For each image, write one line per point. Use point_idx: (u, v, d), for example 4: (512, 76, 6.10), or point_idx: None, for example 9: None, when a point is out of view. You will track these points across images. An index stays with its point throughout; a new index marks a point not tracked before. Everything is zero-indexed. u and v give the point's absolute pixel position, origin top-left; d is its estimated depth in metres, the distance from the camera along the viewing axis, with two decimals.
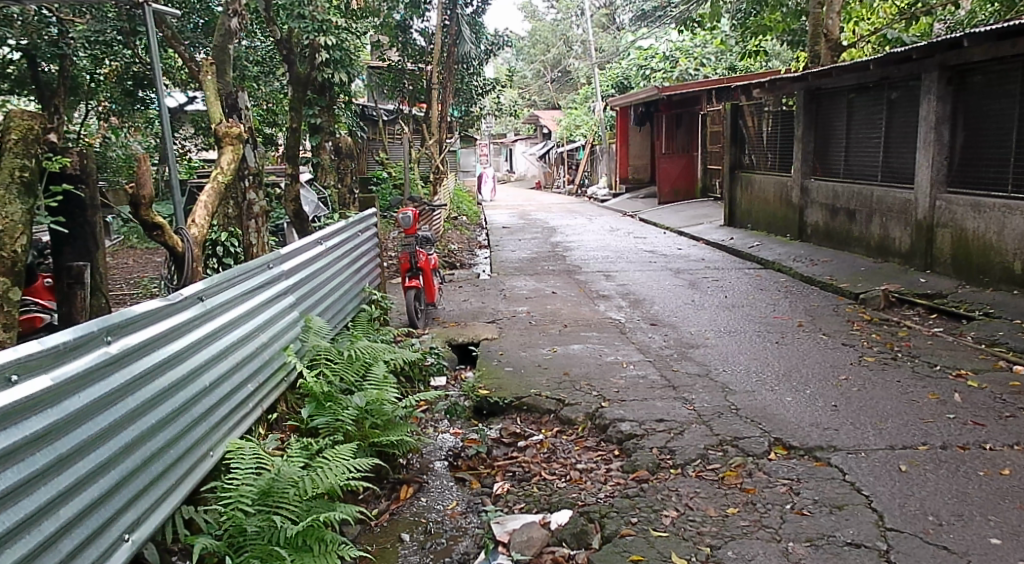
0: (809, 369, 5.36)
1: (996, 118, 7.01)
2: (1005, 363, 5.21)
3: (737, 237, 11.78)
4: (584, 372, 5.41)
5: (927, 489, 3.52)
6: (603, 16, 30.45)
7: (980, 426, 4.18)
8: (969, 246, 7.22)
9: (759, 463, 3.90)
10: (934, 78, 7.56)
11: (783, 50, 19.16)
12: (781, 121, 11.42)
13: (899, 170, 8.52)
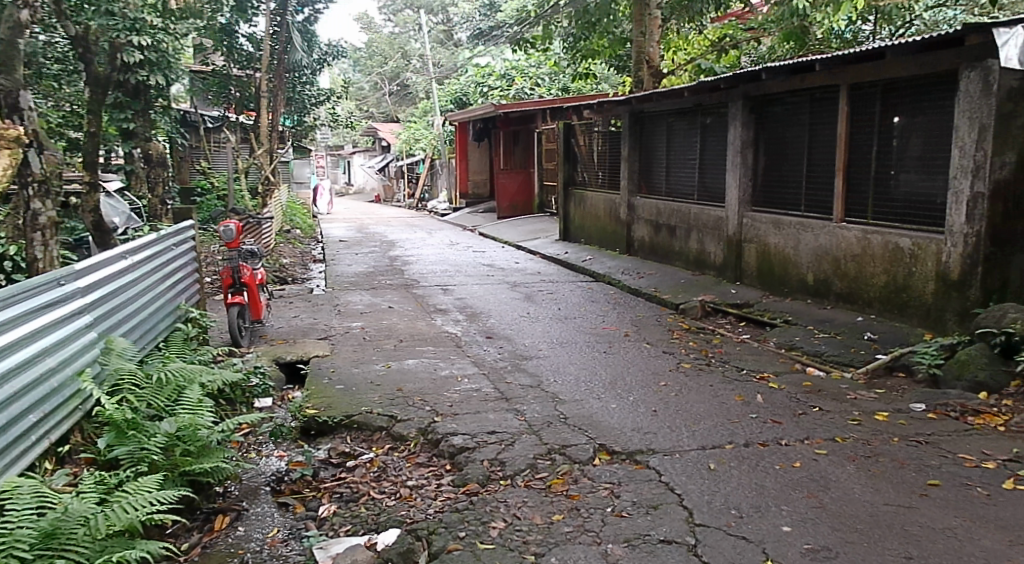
0: (632, 377, 5.61)
1: (791, 144, 7.66)
2: (801, 365, 5.69)
3: (571, 251, 12.16)
4: (418, 387, 5.37)
5: (730, 485, 3.75)
6: (440, 31, 30.65)
7: (778, 424, 4.52)
8: (772, 259, 7.84)
9: (584, 469, 4.02)
10: (738, 106, 8.17)
11: (612, 74, 20.06)
12: (610, 140, 11.95)
13: (712, 189, 9.13)
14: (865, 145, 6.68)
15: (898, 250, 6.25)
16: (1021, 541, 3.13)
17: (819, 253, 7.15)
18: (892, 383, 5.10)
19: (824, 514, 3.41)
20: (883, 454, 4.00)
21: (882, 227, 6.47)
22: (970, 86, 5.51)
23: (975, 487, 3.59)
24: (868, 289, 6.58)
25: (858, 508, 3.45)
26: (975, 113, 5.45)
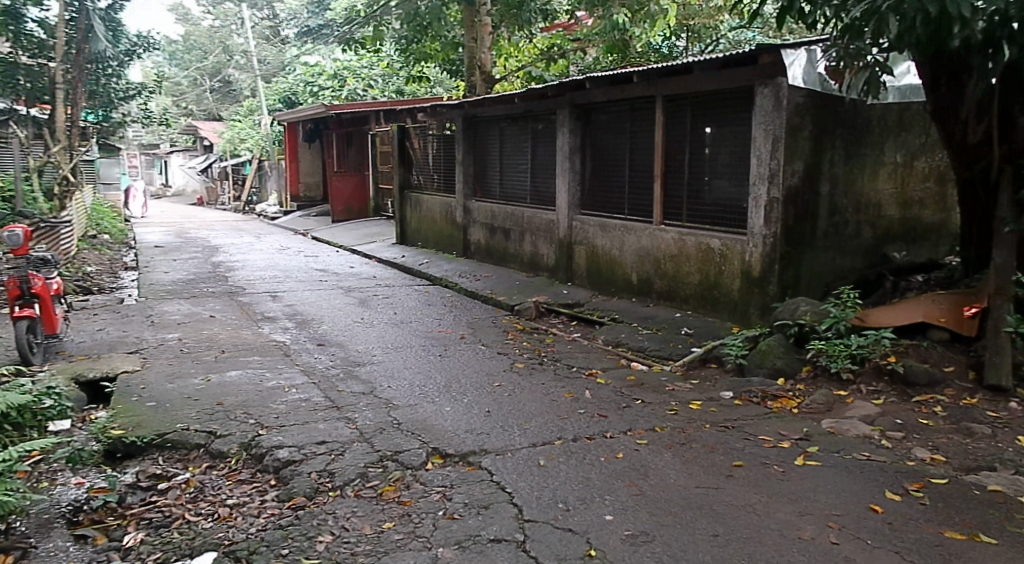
0: (467, 379, 5.59)
1: (613, 150, 7.95)
2: (627, 361, 5.90)
3: (408, 254, 12.04)
4: (241, 400, 5.08)
5: (558, 479, 3.81)
6: (266, 27, 29.44)
7: (604, 418, 4.66)
8: (600, 260, 8.10)
9: (417, 474, 3.95)
10: (566, 112, 8.39)
11: (446, 79, 20.12)
12: (443, 143, 11.94)
13: (543, 193, 9.33)
14: (678, 152, 7.05)
15: (710, 250, 6.64)
16: (809, 511, 3.33)
17: (642, 253, 7.46)
18: (706, 374, 5.40)
19: (644, 500, 3.52)
20: (697, 440, 4.20)
21: (696, 229, 6.85)
22: (764, 101, 5.94)
23: (773, 464, 3.83)
24: (685, 287, 6.94)
25: (673, 493, 3.58)
26: (770, 124, 5.88)
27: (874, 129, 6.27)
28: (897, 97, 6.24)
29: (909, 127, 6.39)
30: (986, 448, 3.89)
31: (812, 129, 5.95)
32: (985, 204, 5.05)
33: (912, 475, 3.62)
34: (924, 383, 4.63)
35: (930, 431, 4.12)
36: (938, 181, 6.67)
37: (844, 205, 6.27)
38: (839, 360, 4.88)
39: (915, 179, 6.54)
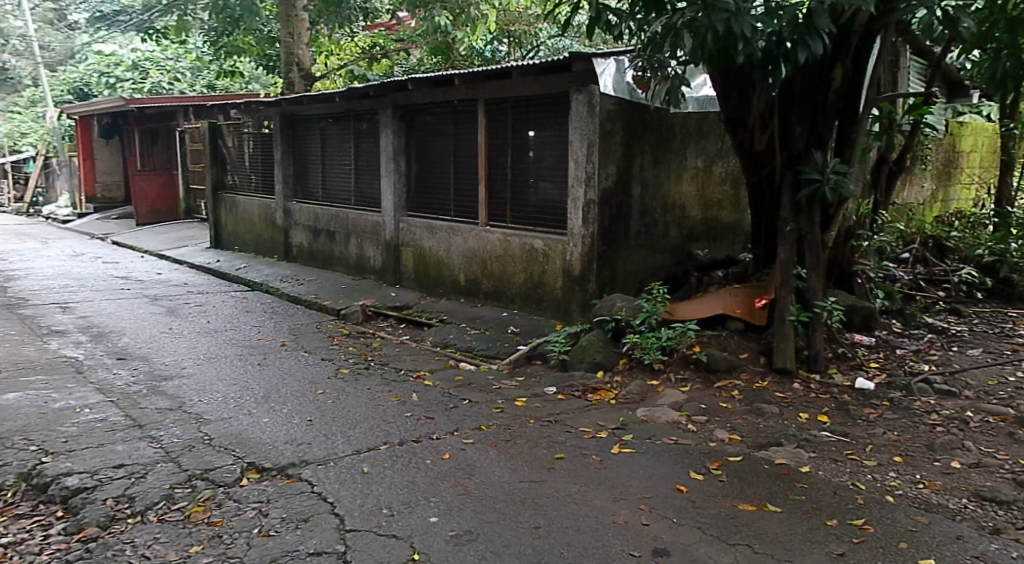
0: (287, 388, 5.44)
1: (438, 151, 8.01)
2: (455, 361, 5.98)
3: (223, 259, 11.49)
4: (21, 426, 4.65)
5: (383, 485, 3.81)
6: (49, 10, 26.91)
7: (431, 419, 4.70)
8: (427, 262, 8.14)
9: (229, 492, 3.81)
10: (389, 113, 8.34)
11: (262, 74, 19.35)
12: (260, 143, 11.50)
13: (368, 194, 9.23)
14: (500, 155, 7.22)
15: (533, 250, 6.86)
16: (622, 496, 3.55)
17: (468, 254, 7.57)
18: (531, 370, 5.58)
19: (468, 499, 3.60)
20: (520, 436, 4.34)
21: (520, 230, 7.05)
22: (578, 107, 6.21)
23: (591, 454, 4.04)
24: (511, 287, 7.13)
25: (497, 489, 3.69)
26: (584, 131, 6.16)
27: (677, 136, 6.73)
28: (695, 107, 6.62)
29: (707, 135, 6.94)
30: (775, 426, 4.30)
31: (623, 135, 6.30)
32: (768, 205, 5.59)
33: (712, 455, 3.94)
34: (723, 369, 5.04)
35: (729, 414, 4.50)
36: (733, 185, 7.28)
37: (653, 206, 6.68)
38: (651, 351, 5.20)
39: (714, 181, 7.11)
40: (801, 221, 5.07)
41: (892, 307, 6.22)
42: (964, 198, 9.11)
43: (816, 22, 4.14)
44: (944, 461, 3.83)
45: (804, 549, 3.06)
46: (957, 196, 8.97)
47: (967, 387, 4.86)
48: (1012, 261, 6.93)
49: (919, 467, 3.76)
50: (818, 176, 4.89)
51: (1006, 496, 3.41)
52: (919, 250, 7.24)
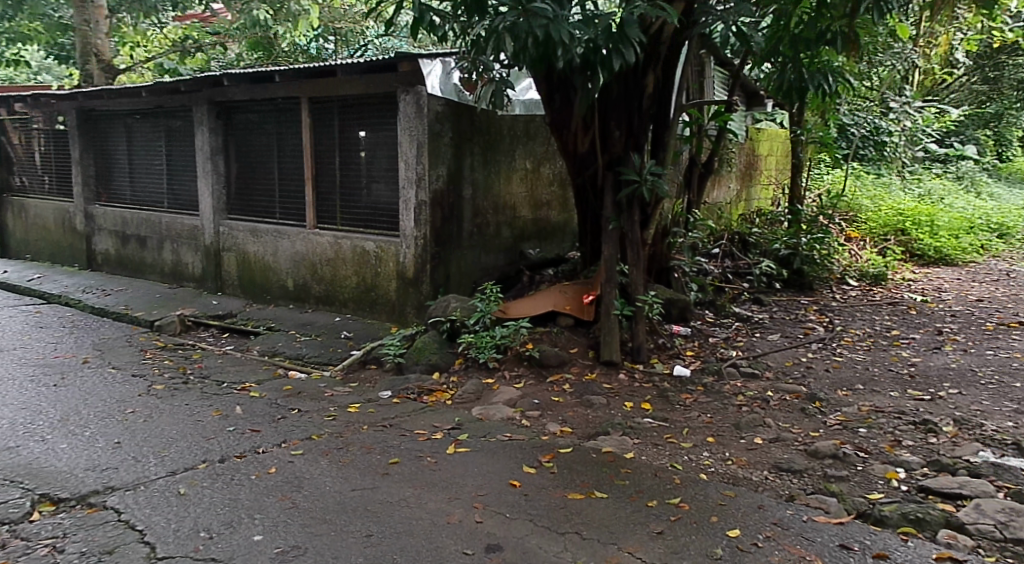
0: (90, 410, 5.02)
1: (260, 152, 7.69)
2: (283, 370, 5.76)
3: (14, 269, 10.44)
4: None
5: (201, 505, 3.60)
6: None
7: (256, 432, 4.51)
8: (252, 267, 7.79)
9: (18, 530, 3.46)
10: (203, 110, 7.90)
11: (53, 65, 17.77)
12: (54, 141, 10.54)
13: (183, 197, 8.72)
14: (327, 155, 7.04)
15: (364, 253, 6.74)
16: (456, 495, 3.57)
17: (296, 259, 7.33)
18: (365, 375, 5.49)
19: (295, 513, 3.48)
20: (352, 443, 4.25)
21: (350, 233, 6.91)
22: (406, 108, 6.18)
23: (425, 456, 4.02)
24: (343, 291, 6.97)
25: (327, 500, 3.60)
26: (413, 131, 6.14)
27: (505, 138, 6.84)
28: (523, 110, 6.91)
29: (535, 136, 7.10)
30: (602, 416, 4.48)
31: (452, 135, 6.32)
32: (593, 205, 5.77)
33: (543, 448, 4.03)
34: (555, 364, 5.18)
35: (560, 407, 4.63)
36: (561, 186, 7.48)
37: (485, 207, 6.75)
38: (486, 350, 5.24)
39: (543, 182, 7.28)
40: (622, 220, 5.31)
41: (705, 298, 6.67)
42: (764, 197, 9.92)
43: (627, 33, 4.33)
44: (750, 438, 4.15)
45: (626, 531, 3.21)
46: (758, 196, 9.74)
47: (769, 368, 5.30)
48: (803, 254, 7.68)
49: (729, 446, 4.05)
50: (637, 177, 5.15)
51: (801, 465, 3.74)
52: (727, 245, 7.81)
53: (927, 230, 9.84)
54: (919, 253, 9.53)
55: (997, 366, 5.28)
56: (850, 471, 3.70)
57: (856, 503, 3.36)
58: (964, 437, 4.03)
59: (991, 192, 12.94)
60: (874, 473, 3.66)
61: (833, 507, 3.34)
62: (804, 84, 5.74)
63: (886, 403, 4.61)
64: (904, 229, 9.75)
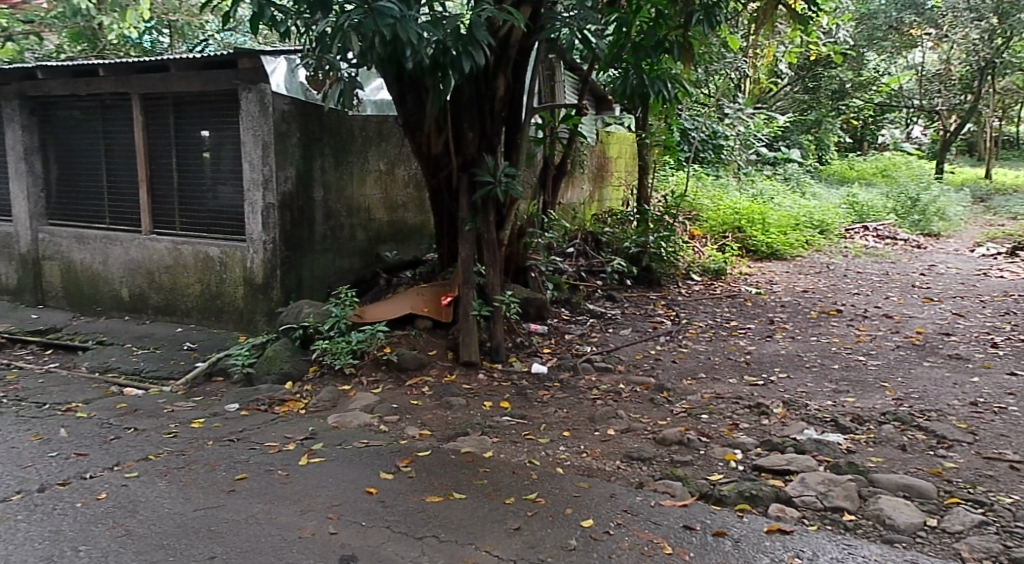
0: None
1: (83, 151, 7.11)
2: (116, 388, 5.36)
3: None
4: None
5: (16, 541, 3.29)
6: None
7: (83, 456, 4.18)
8: (78, 277, 7.23)
9: None
10: (14, 106, 7.21)
11: None
12: None
13: None
14: (164, 157, 6.63)
15: (208, 259, 6.43)
16: (308, 507, 3.46)
17: (131, 266, 6.88)
18: (210, 388, 5.22)
19: (128, 541, 3.25)
20: (195, 461, 4.03)
21: (191, 238, 6.57)
22: (250, 107, 5.94)
23: (276, 469, 3.87)
24: (185, 299, 6.61)
25: (164, 523, 3.39)
26: (258, 131, 5.91)
27: (357, 139, 6.66)
28: (374, 110, 6.82)
29: (388, 138, 6.93)
30: (461, 416, 4.48)
31: (300, 136, 6.13)
32: (449, 207, 5.73)
33: (401, 453, 3.98)
34: (413, 366, 5.13)
35: (418, 410, 4.58)
36: (417, 188, 7.33)
37: (337, 209, 6.56)
38: (341, 356, 5.10)
39: (398, 185, 7.10)
40: (478, 221, 5.31)
41: (560, 297, 6.81)
42: (614, 198, 10.27)
43: (475, 35, 4.34)
44: (603, 430, 4.27)
45: (484, 530, 3.22)
46: (610, 197, 10.08)
47: (620, 362, 5.48)
48: (651, 251, 8.00)
49: (584, 438, 4.15)
50: (491, 179, 5.19)
51: (650, 453, 3.89)
52: (581, 244, 8.07)
53: (760, 227, 10.52)
54: (753, 248, 10.17)
55: (820, 351, 5.71)
56: (694, 455, 3.88)
57: (699, 485, 3.53)
58: (792, 417, 4.33)
59: (813, 192, 14.02)
60: (715, 456, 3.86)
61: (679, 491, 3.49)
62: (645, 89, 5.95)
63: (725, 389, 4.88)
64: (740, 227, 10.38)
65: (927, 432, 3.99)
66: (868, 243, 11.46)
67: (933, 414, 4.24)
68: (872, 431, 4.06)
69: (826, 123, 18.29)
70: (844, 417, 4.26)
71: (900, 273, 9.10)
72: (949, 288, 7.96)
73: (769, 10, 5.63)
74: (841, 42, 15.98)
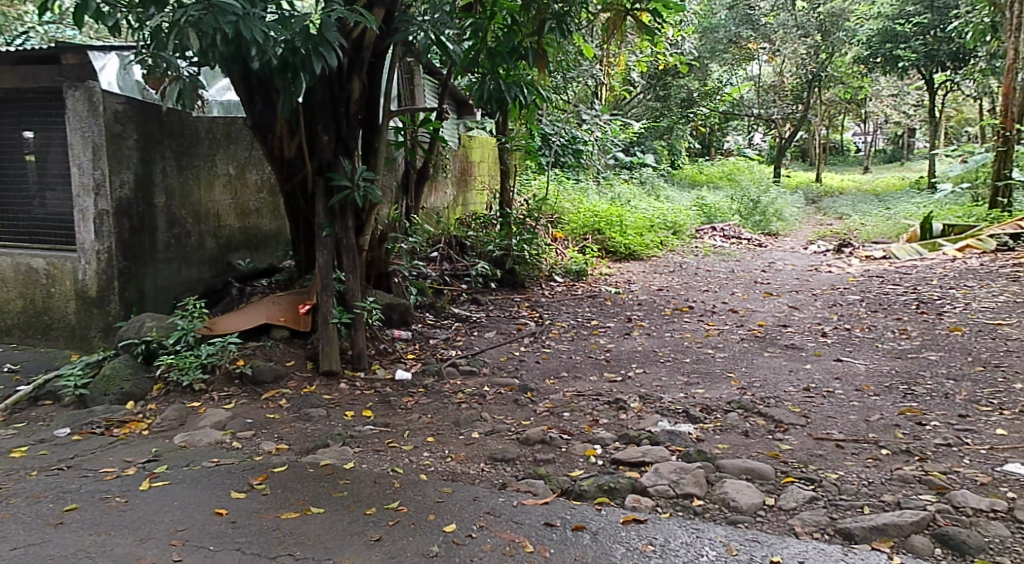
0: None
1: None
2: None
3: None
4: None
5: None
6: None
7: None
8: None
9: None
10: None
11: None
12: None
13: None
14: None
15: (33, 271, 5.97)
16: (149, 535, 3.28)
17: None
18: (39, 412, 4.83)
19: None
20: (17, 494, 3.71)
21: (11, 248, 6.09)
22: (76, 105, 5.55)
23: (113, 497, 3.63)
24: (7, 316, 6.13)
25: None
26: (86, 132, 5.53)
27: (203, 141, 6.34)
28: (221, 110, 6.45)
29: (237, 141, 6.61)
30: (321, 428, 4.37)
31: (136, 138, 5.80)
32: (304, 212, 5.58)
33: (254, 470, 3.83)
34: (270, 379, 4.96)
35: (275, 424, 4.44)
36: (271, 193, 6.95)
37: (183, 215, 6.22)
38: (190, 372, 4.87)
39: (249, 190, 6.75)
40: (336, 227, 5.19)
41: (425, 301, 6.77)
42: (479, 201, 10.36)
43: (326, 36, 4.24)
44: (467, 433, 4.29)
45: (342, 544, 3.16)
46: (474, 200, 10.15)
47: (484, 365, 5.52)
48: (514, 254, 8.09)
49: (447, 443, 4.15)
50: (348, 183, 5.09)
51: (513, 454, 3.94)
52: (444, 248, 7.97)
53: (618, 229, 10.88)
54: (612, 249, 10.52)
55: (672, 346, 5.98)
56: (555, 453, 3.97)
57: (560, 482, 3.61)
58: (647, 410, 4.51)
59: (666, 195, 14.68)
60: (576, 452, 3.96)
61: (541, 490, 3.55)
62: (502, 94, 6.02)
63: (586, 387, 5.02)
64: (599, 229, 10.70)
65: (766, 418, 4.26)
66: (716, 242, 12.12)
67: (771, 400, 4.54)
68: (718, 419, 4.29)
69: (677, 130, 19.00)
70: (694, 408, 4.48)
71: (744, 270, 9.68)
72: (786, 283, 8.55)
73: (618, 20, 5.83)
74: (686, 53, 16.87)
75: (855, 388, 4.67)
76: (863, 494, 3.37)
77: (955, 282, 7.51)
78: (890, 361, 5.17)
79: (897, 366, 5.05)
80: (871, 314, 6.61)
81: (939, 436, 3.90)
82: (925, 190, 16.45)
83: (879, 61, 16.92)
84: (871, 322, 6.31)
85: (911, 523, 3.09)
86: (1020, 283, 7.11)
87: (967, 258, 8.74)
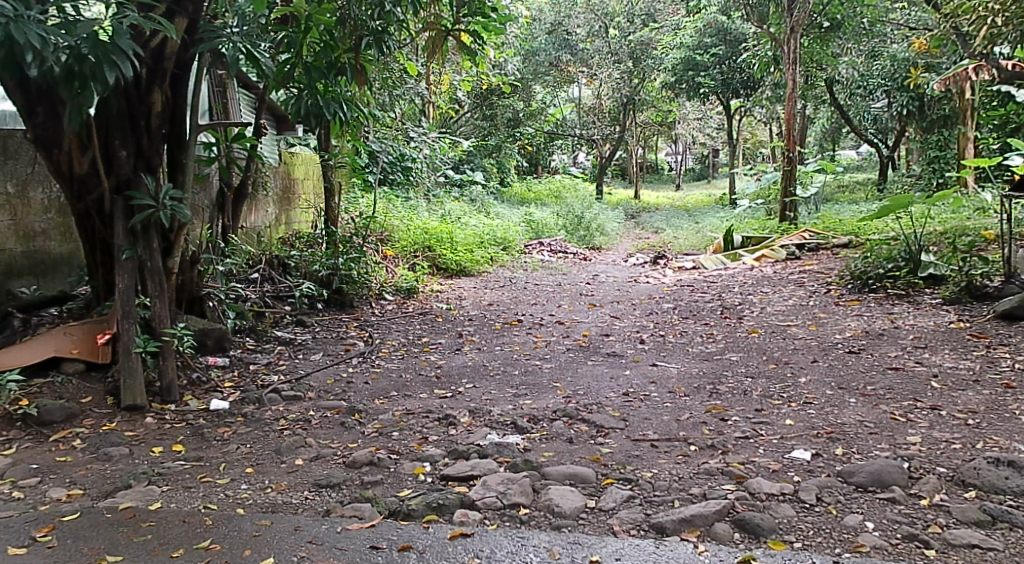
0: None
1: None
2: None
3: None
4: None
5: None
6: None
7: None
8: None
9: None
10: None
11: None
12: None
13: None
14: None
15: None
16: None
17: None
18: None
19: None
20: None
21: None
22: None
23: None
24: None
25: None
26: None
27: None
28: None
29: (16, 155, 5.74)
30: (122, 468, 4.03)
31: None
32: (100, 232, 5.14)
33: (39, 521, 3.47)
34: (60, 419, 4.52)
35: (67, 468, 4.05)
36: (61, 213, 6.03)
37: None
38: None
39: (32, 210, 5.85)
40: (138, 248, 4.83)
41: (244, 325, 6.43)
42: (304, 220, 10.03)
43: (118, 43, 3.96)
44: (289, 461, 4.11)
45: None
46: (297, 219, 9.81)
47: (310, 389, 5.32)
48: (341, 273, 7.88)
49: (268, 473, 3.96)
50: (151, 202, 4.75)
51: (338, 479, 3.81)
52: (265, 269, 7.53)
53: (448, 245, 10.91)
54: (443, 266, 10.50)
55: (501, 359, 6.06)
56: (383, 474, 3.88)
57: (387, 504, 3.53)
58: (477, 424, 4.52)
59: (496, 212, 14.91)
60: (404, 471, 3.89)
61: (367, 512, 3.46)
62: (320, 109, 5.85)
63: (415, 405, 4.95)
64: (430, 246, 10.63)
65: (589, 424, 4.40)
66: (542, 257, 12.45)
67: (593, 407, 4.69)
68: (544, 428, 4.37)
69: (505, 148, 19.11)
70: (521, 419, 4.54)
71: (569, 283, 9.98)
72: (608, 294, 8.91)
73: (437, 40, 5.71)
74: (507, 73, 17.26)
75: (668, 390, 4.93)
76: (673, 489, 3.54)
77: (753, 289, 8.14)
78: (698, 364, 5.50)
79: (704, 368, 5.39)
80: (682, 320, 7.01)
81: (739, 429, 4.18)
82: (727, 206, 17.77)
83: (683, 87, 18.19)
84: (683, 328, 6.70)
85: (714, 512, 3.27)
86: (806, 287, 7.81)
87: (763, 267, 9.50)
